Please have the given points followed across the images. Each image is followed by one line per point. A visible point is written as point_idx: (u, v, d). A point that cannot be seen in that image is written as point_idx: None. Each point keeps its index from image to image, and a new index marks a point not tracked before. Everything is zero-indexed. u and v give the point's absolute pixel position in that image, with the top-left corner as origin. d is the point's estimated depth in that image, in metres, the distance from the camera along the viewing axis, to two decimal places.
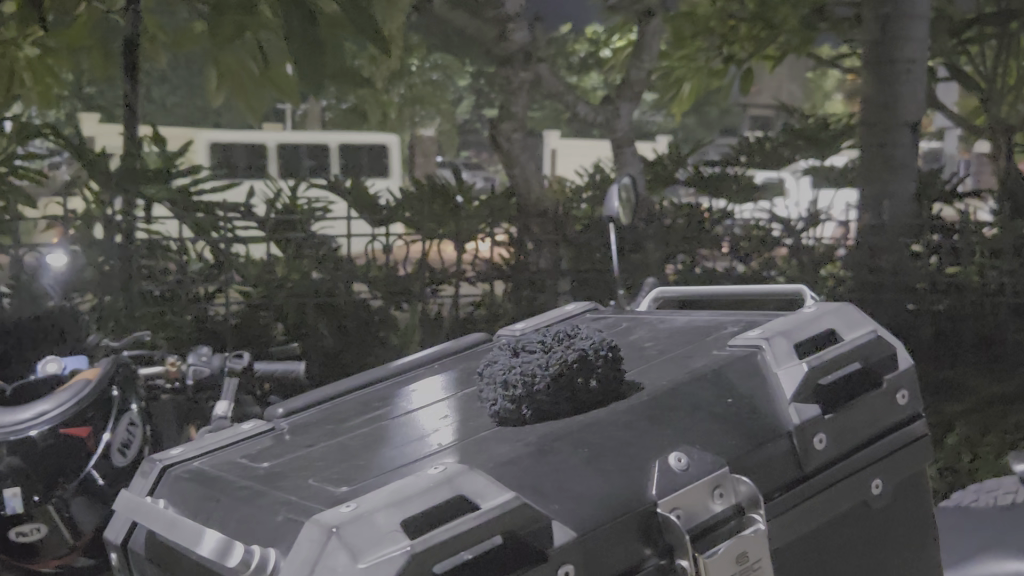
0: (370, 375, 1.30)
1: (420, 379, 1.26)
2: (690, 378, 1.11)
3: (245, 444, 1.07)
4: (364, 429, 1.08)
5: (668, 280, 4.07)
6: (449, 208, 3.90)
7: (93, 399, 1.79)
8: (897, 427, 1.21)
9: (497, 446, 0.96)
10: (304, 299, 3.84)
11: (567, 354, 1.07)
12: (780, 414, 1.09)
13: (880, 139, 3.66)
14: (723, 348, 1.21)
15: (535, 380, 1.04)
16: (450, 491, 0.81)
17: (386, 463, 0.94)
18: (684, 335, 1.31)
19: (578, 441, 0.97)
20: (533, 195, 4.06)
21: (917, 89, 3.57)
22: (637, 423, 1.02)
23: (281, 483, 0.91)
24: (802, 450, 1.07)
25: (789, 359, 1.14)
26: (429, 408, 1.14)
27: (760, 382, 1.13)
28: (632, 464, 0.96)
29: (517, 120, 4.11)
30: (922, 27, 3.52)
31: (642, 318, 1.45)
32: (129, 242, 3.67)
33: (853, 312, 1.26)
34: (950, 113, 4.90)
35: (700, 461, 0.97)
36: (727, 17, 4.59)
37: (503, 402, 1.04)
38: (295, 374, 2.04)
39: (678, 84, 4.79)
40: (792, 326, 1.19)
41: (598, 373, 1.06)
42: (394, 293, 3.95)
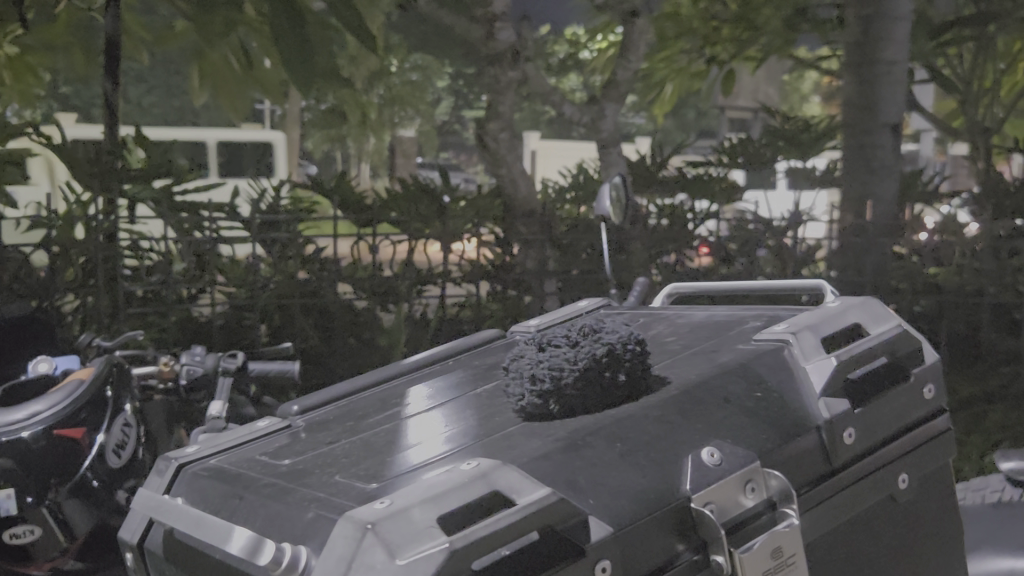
0: (385, 371, 1.28)
1: (438, 376, 1.25)
2: (718, 372, 1.10)
3: (263, 442, 1.06)
4: (386, 425, 1.07)
5: (653, 281, 4.07)
6: (435, 209, 3.91)
7: (86, 400, 1.78)
8: (922, 422, 1.21)
9: (527, 442, 0.96)
10: (290, 298, 3.81)
11: (595, 349, 1.06)
12: (808, 407, 1.09)
13: (861, 140, 3.69)
14: (748, 343, 1.21)
15: (563, 375, 1.03)
16: (485, 487, 0.80)
17: (417, 459, 0.93)
18: (705, 330, 1.30)
19: (608, 436, 0.96)
20: (520, 195, 4.07)
21: (899, 89, 3.60)
22: (667, 418, 1.01)
23: (309, 480, 0.90)
24: (830, 443, 1.07)
25: (817, 354, 1.14)
26: (451, 404, 1.13)
27: (789, 377, 1.12)
28: (664, 461, 0.95)
29: (504, 120, 4.07)
30: (905, 29, 3.54)
31: (659, 313, 1.44)
32: (111, 243, 3.59)
33: (876, 306, 1.26)
34: (929, 115, 4.92)
35: (732, 456, 0.97)
36: (709, 18, 4.60)
37: (530, 397, 1.03)
38: (291, 375, 2.04)
39: (660, 87, 4.93)
40: (820, 320, 1.19)
41: (626, 367, 1.06)
42: (379, 292, 3.91)
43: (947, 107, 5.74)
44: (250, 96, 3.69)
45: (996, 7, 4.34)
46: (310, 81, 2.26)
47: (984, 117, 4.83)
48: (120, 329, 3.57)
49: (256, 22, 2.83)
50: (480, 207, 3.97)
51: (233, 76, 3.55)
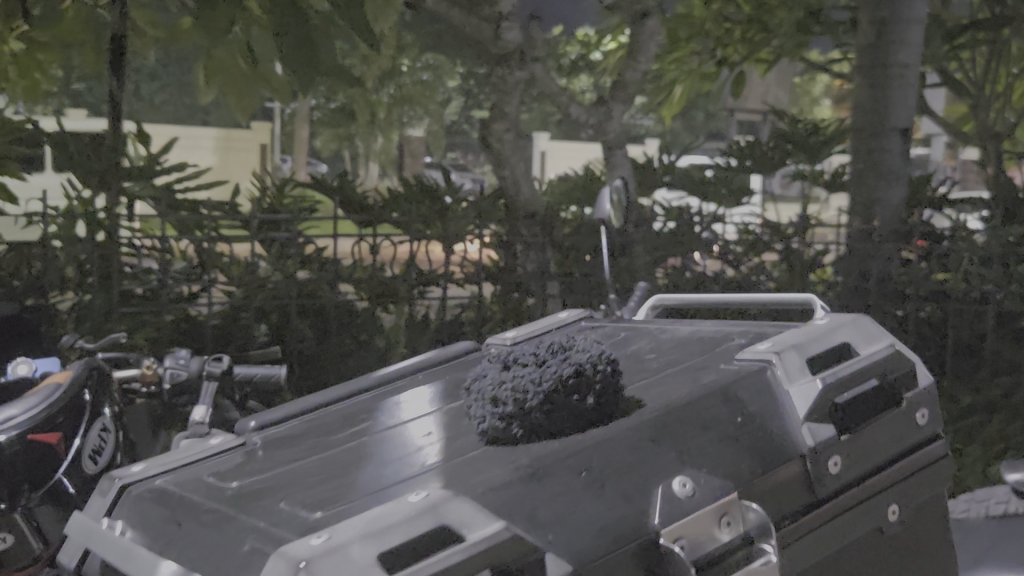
0: (352, 386, 1.24)
1: (407, 391, 1.20)
2: (700, 395, 1.05)
3: (214, 461, 1.01)
4: (344, 444, 1.02)
5: (656, 284, 4.03)
6: (437, 210, 3.92)
7: (63, 404, 1.73)
8: (914, 449, 1.17)
9: (489, 468, 0.90)
10: (287, 300, 3.74)
11: (562, 368, 1.02)
12: (793, 435, 1.05)
13: (868, 145, 3.64)
14: (730, 362, 1.15)
15: (528, 397, 0.99)
16: (433, 520, 0.76)
17: (369, 485, 0.88)
18: (691, 346, 1.25)
19: (577, 463, 0.91)
20: (523, 197, 4.01)
21: (910, 93, 3.55)
22: (643, 444, 0.96)
23: (251, 507, 0.85)
24: (814, 473, 1.03)
25: (801, 376, 1.10)
26: (414, 422, 1.08)
27: (771, 399, 1.08)
28: (635, 492, 0.90)
29: (510, 121, 3.98)
30: (918, 34, 3.54)
31: (642, 327, 1.40)
32: (114, 240, 3.55)
33: (869, 325, 1.23)
34: (940, 119, 4.86)
35: (706, 487, 0.93)
36: (723, 20, 4.57)
37: (492, 420, 0.98)
38: (275, 380, 2.00)
39: (669, 88, 4.76)
40: (806, 340, 1.15)
41: (596, 390, 1.00)
42: (381, 295, 3.87)
43: (958, 112, 5.67)
44: (257, 93, 3.64)
45: (1011, 12, 4.27)
46: (314, 78, 2.22)
47: (995, 122, 4.74)
48: (113, 329, 3.49)
49: (260, 19, 2.76)
50: (483, 209, 3.96)
51: (242, 75, 3.49)
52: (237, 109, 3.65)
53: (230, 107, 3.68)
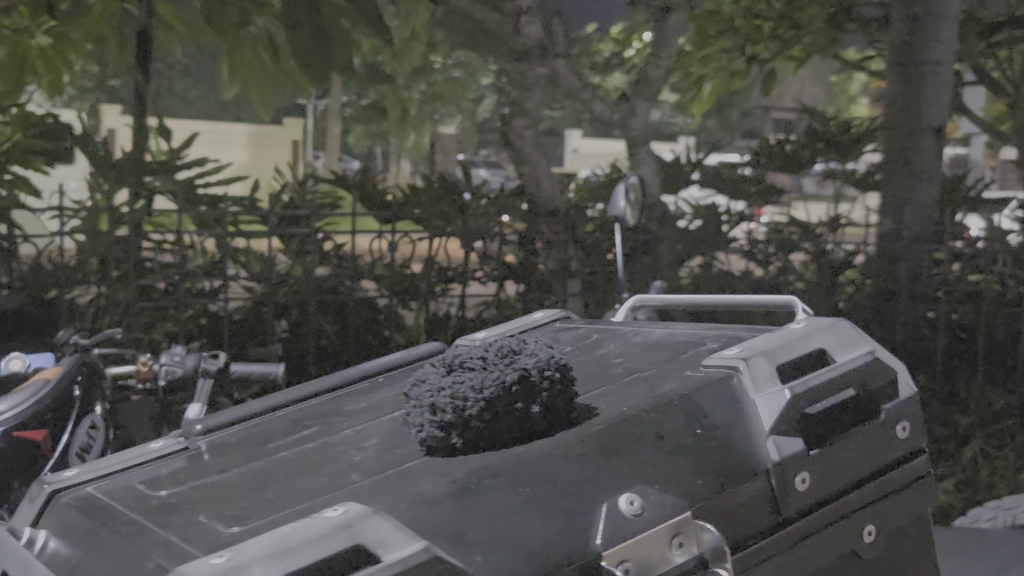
0: (301, 391, 1.24)
1: (358, 398, 1.22)
2: (654, 404, 1.05)
3: (150, 467, 1.01)
4: (282, 454, 1.03)
5: (679, 284, 3.94)
6: (455, 207, 3.83)
7: (51, 400, 1.68)
8: (896, 463, 1.16)
9: (421, 482, 0.91)
10: (307, 297, 3.67)
11: (506, 373, 1.01)
12: (759, 449, 1.04)
13: (901, 144, 3.58)
14: (696, 369, 1.16)
15: (467, 406, 0.99)
16: (346, 540, 0.75)
17: (296, 498, 0.89)
18: (659, 351, 1.27)
19: (511, 479, 0.91)
20: (544, 193, 3.91)
21: (942, 92, 3.50)
22: (585, 458, 0.96)
23: (169, 520, 0.85)
24: (781, 491, 1.02)
25: (768, 383, 1.09)
26: (355, 429, 1.09)
27: (737, 409, 1.08)
28: (578, 507, 0.89)
29: (530, 117, 3.88)
30: (951, 31, 3.45)
31: (613, 330, 1.42)
32: (136, 236, 3.50)
33: (848, 328, 1.20)
34: (977, 119, 4.71)
35: (657, 505, 0.91)
36: (753, 16, 4.47)
37: (431, 429, 0.99)
38: (274, 379, 1.94)
39: (699, 83, 4.68)
40: (777, 346, 1.14)
41: (541, 399, 1.01)
42: (399, 291, 3.82)
43: (997, 111, 5.52)
44: (282, 91, 3.56)
45: None
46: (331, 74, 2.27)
47: None
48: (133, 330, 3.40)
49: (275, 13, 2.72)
50: (503, 204, 3.86)
51: (264, 71, 3.44)
52: (261, 107, 3.57)
53: (254, 104, 3.60)
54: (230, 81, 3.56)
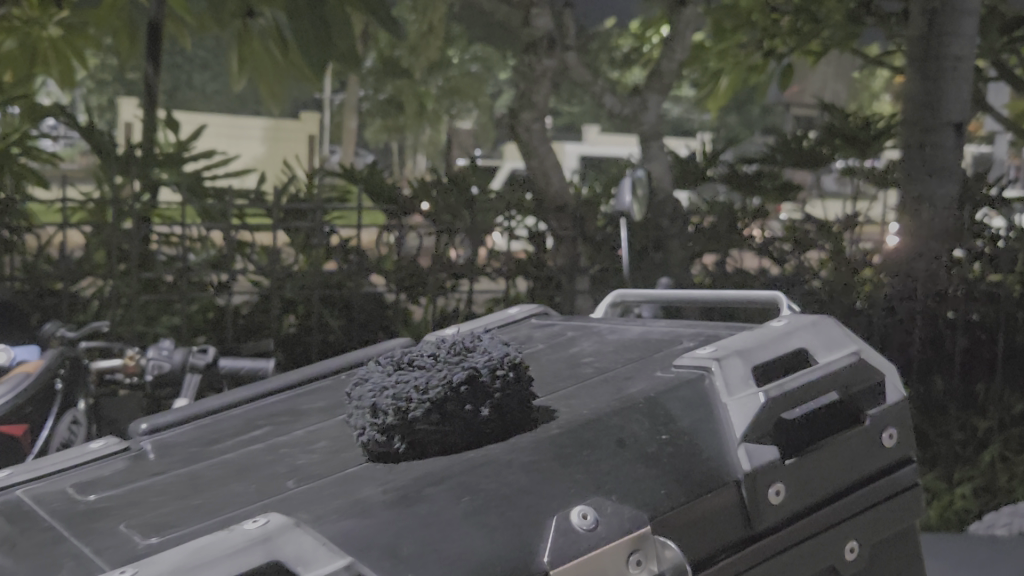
0: (256, 390, 1.25)
1: (315, 396, 1.23)
2: (616, 407, 1.01)
3: (86, 471, 1.01)
4: (223, 456, 1.02)
5: (691, 280, 3.85)
6: (463, 201, 3.70)
7: (30, 394, 1.64)
8: (881, 473, 1.11)
9: (361, 488, 0.88)
10: (312, 289, 3.55)
11: (454, 371, 0.96)
12: (729, 458, 0.98)
13: (921, 141, 3.51)
14: (667, 370, 1.11)
15: (410, 407, 0.94)
16: (263, 555, 0.72)
17: (224, 503, 0.87)
18: (632, 350, 1.22)
19: (454, 489, 0.87)
20: (552, 188, 3.80)
21: (963, 89, 3.42)
22: (539, 465, 0.91)
23: (90, 529, 0.84)
24: (751, 502, 0.96)
25: (742, 388, 1.03)
26: (302, 431, 1.08)
27: (708, 413, 1.02)
28: (526, 518, 0.84)
29: (538, 110, 3.77)
30: (972, 24, 3.39)
31: (590, 327, 1.38)
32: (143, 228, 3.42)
33: (832, 327, 1.15)
34: (1002, 118, 4.57)
35: (613, 519, 0.85)
36: (770, 10, 4.37)
37: (372, 432, 0.94)
38: (264, 374, 1.86)
39: (715, 79, 4.65)
40: (754, 346, 1.08)
41: (493, 399, 0.96)
42: (408, 284, 3.67)
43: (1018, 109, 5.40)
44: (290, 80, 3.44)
45: None
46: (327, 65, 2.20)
47: None
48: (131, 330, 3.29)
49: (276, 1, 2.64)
50: (512, 198, 3.73)
51: (274, 62, 3.30)
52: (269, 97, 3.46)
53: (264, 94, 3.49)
54: (239, 72, 3.44)
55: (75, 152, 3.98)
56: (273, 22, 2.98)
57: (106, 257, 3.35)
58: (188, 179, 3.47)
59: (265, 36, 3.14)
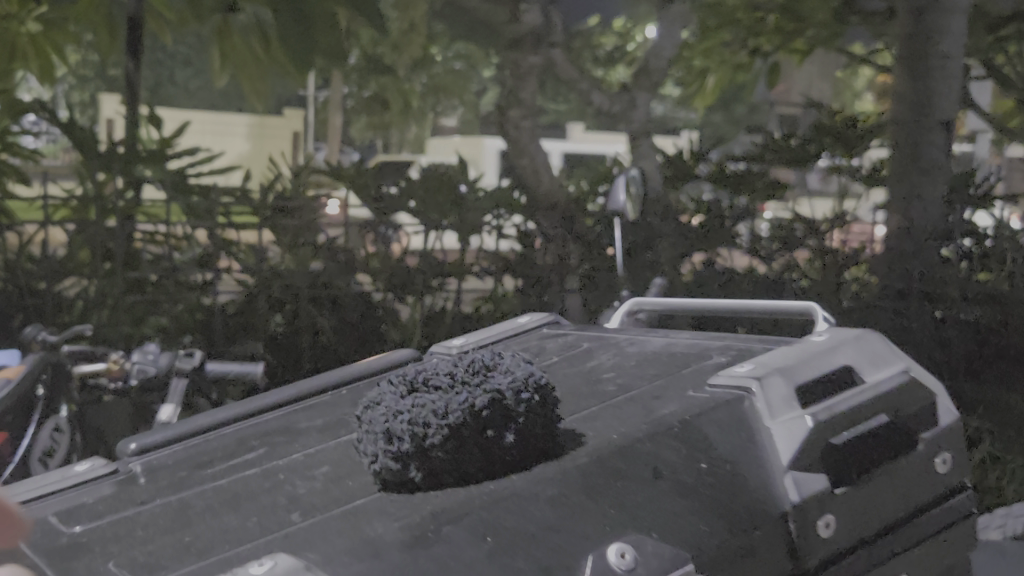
0: (253, 405, 1.22)
1: (312, 414, 1.18)
2: (650, 432, 0.97)
3: (74, 494, 0.98)
4: (216, 482, 0.98)
5: (681, 280, 3.80)
6: (452, 200, 3.62)
7: (11, 403, 1.59)
8: (938, 500, 1.11)
9: (373, 525, 0.83)
10: (300, 288, 3.39)
11: (475, 395, 0.90)
12: (778, 488, 0.97)
13: (914, 139, 3.41)
14: (700, 388, 1.09)
15: (428, 434, 0.89)
16: None
17: (218, 542, 0.83)
18: (654, 364, 1.19)
19: (474, 528, 0.82)
20: (543, 187, 3.69)
21: (952, 87, 3.37)
22: (564, 499, 0.87)
23: (72, 567, 0.81)
24: (801, 536, 0.95)
25: (786, 409, 1.02)
26: (304, 454, 1.02)
27: (752, 436, 1.01)
28: (552, 562, 0.79)
29: (526, 107, 3.61)
30: (960, 23, 3.32)
31: (606, 339, 1.35)
32: (128, 226, 3.34)
33: (877, 342, 1.14)
34: (989, 116, 4.50)
35: (652, 559, 0.79)
36: (755, 8, 4.27)
37: (385, 460, 0.89)
38: (253, 378, 1.81)
39: (702, 77, 4.57)
40: (795, 364, 1.08)
41: (516, 425, 0.91)
42: (396, 286, 3.59)
43: (1003, 107, 5.32)
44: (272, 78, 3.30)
45: None
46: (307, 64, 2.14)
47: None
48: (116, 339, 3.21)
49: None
50: (500, 196, 3.67)
51: (256, 59, 3.15)
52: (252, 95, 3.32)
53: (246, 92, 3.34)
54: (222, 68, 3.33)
55: (55, 149, 3.87)
56: (256, 18, 2.87)
57: (92, 256, 3.29)
58: (172, 177, 3.35)
59: (246, 34, 3.04)
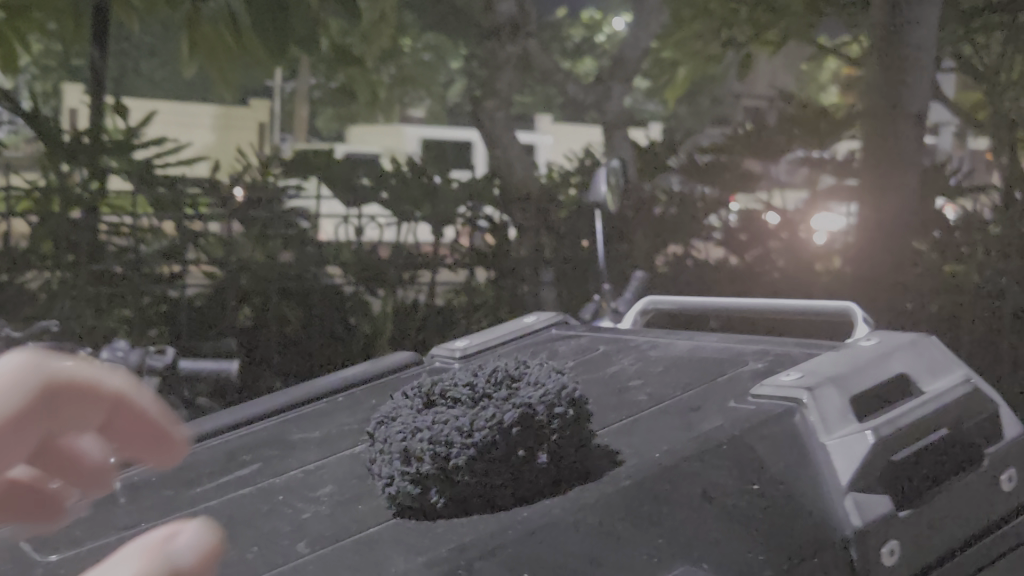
0: (253, 411, 1.31)
1: (305, 425, 1.25)
2: (700, 452, 0.96)
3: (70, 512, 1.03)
4: (209, 502, 1.02)
5: (657, 273, 3.73)
6: (426, 191, 3.54)
7: None
8: (1012, 518, 1.08)
9: (395, 560, 0.81)
10: (270, 279, 3.37)
11: (504, 410, 0.87)
12: (837, 510, 0.93)
13: (880, 130, 3.30)
14: (746, 400, 1.10)
15: (451, 454, 0.86)
16: None
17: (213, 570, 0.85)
18: (693, 369, 1.25)
19: (508, 562, 0.80)
20: (517, 177, 3.60)
21: (923, 79, 3.25)
22: (600, 527, 0.85)
23: None
24: (863, 560, 0.90)
25: (841, 424, 1.01)
26: (303, 471, 1.06)
27: (808, 454, 0.99)
28: None
29: (502, 99, 3.50)
30: (933, 16, 3.23)
31: (625, 342, 1.46)
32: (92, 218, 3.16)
33: (936, 350, 1.16)
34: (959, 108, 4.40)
35: None
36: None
37: (403, 484, 0.88)
38: (227, 376, 1.73)
39: (674, 69, 4.43)
40: (848, 373, 1.08)
41: (548, 443, 0.88)
42: (368, 276, 3.55)
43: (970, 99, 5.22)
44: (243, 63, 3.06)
45: None
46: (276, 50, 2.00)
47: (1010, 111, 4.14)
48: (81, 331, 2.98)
49: None
50: (475, 188, 3.59)
51: (227, 49, 2.97)
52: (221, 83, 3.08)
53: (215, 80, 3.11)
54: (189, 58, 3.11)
55: None
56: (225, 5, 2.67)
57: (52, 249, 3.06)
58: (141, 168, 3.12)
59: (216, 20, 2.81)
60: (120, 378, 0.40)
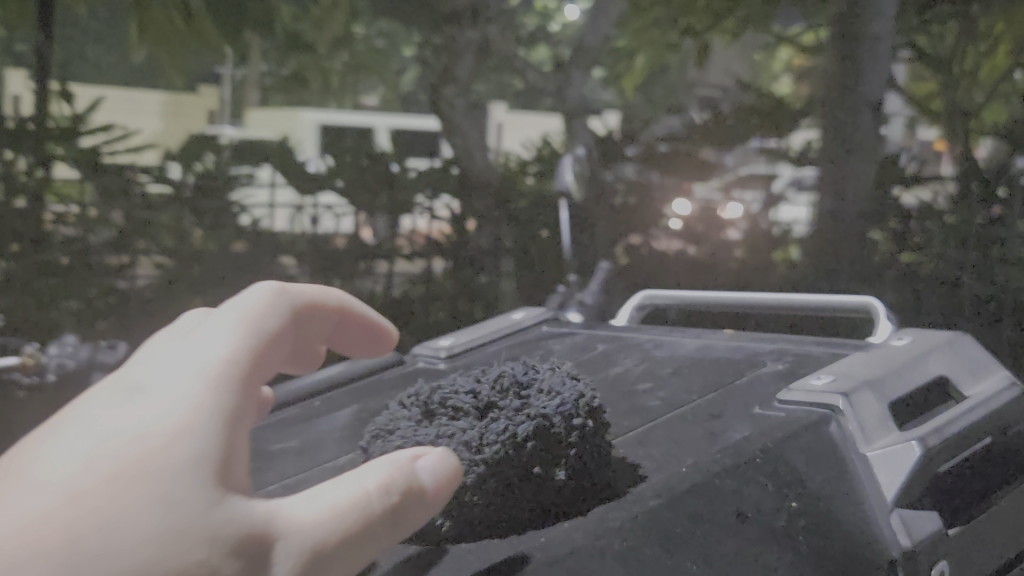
0: None
1: (281, 433, 1.29)
2: (733, 467, 0.99)
3: None
4: None
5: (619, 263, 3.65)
6: (384, 179, 3.48)
7: None
8: None
9: None
10: (220, 271, 3.18)
11: (514, 424, 0.86)
12: (888, 525, 1.00)
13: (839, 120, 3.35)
14: (775, 405, 1.20)
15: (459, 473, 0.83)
16: None
17: None
18: (699, 373, 1.38)
19: None
20: (478, 166, 3.51)
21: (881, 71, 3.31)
22: (630, 556, 0.84)
23: None
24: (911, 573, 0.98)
25: (881, 430, 1.11)
26: (286, 483, 1.09)
27: (852, 463, 1.07)
28: None
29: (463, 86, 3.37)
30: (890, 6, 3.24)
31: (620, 340, 1.64)
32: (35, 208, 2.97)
33: (963, 354, 1.32)
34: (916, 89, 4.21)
35: None
36: None
37: None
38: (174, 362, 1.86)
39: None
40: (881, 380, 1.20)
41: (564, 459, 0.88)
42: (328, 268, 3.45)
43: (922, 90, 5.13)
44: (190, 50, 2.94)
45: None
46: None
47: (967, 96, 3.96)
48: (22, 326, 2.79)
49: None
50: (433, 178, 3.56)
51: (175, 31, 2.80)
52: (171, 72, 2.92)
53: (166, 69, 2.94)
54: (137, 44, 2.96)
55: None
56: None
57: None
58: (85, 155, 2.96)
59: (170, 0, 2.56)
60: (318, 290, 0.87)
